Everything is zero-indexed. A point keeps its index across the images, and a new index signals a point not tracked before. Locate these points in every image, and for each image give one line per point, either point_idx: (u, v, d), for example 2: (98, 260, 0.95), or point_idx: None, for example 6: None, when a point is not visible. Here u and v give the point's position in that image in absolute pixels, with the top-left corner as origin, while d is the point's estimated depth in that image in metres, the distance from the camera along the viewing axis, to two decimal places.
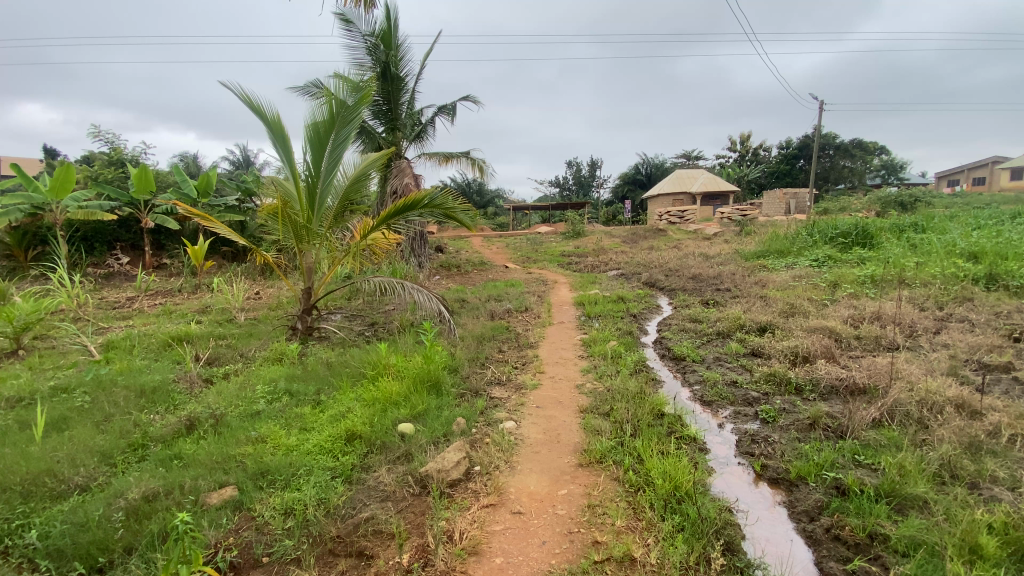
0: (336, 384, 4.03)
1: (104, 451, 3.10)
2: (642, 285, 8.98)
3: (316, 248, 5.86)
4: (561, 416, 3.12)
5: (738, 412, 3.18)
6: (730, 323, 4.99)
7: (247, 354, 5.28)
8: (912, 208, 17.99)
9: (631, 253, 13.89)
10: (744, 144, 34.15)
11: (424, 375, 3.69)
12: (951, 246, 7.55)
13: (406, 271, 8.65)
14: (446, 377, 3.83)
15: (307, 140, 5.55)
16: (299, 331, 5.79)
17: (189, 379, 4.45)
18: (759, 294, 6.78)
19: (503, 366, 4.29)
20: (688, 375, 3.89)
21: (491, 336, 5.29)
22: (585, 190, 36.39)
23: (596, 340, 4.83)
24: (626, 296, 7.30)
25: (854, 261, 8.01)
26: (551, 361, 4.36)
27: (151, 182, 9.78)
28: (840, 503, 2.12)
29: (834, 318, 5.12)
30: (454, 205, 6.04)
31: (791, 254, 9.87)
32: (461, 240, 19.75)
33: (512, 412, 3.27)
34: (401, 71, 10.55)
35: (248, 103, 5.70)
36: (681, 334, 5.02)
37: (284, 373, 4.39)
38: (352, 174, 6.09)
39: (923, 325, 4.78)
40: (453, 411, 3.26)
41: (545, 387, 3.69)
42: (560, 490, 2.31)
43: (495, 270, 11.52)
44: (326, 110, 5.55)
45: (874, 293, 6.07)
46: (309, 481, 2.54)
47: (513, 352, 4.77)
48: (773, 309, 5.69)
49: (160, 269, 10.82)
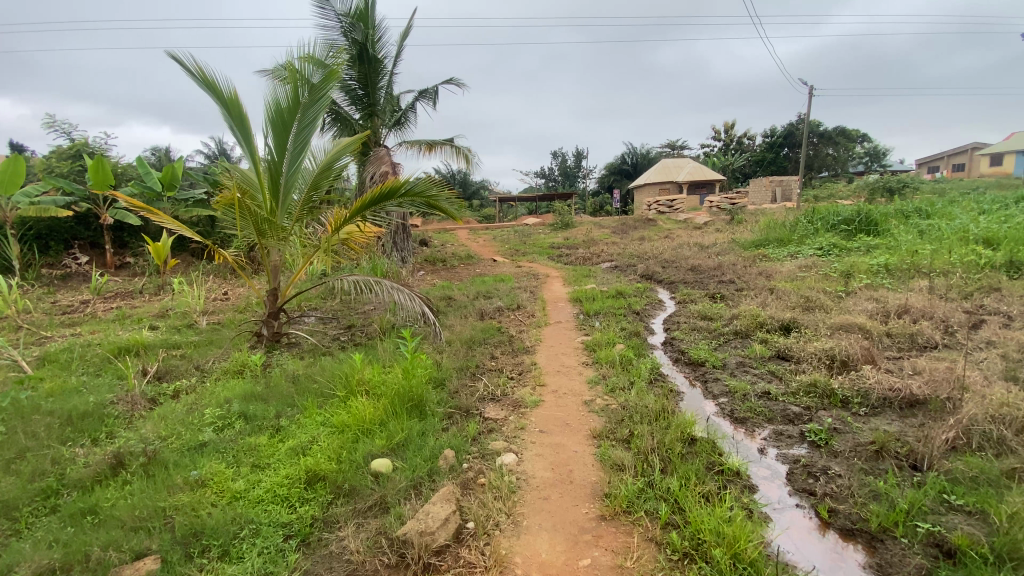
0: (300, 405, 3.43)
1: (3, 502, 2.47)
2: (640, 277, 8.49)
3: (279, 245, 5.20)
4: (571, 445, 2.55)
5: (781, 433, 2.68)
6: (749, 322, 4.43)
7: (204, 367, 4.65)
8: (901, 193, 17.49)
9: (624, 243, 13.43)
10: (728, 134, 34.16)
11: (404, 394, 3.13)
12: (964, 231, 7.15)
13: (387, 267, 7.99)
14: (431, 395, 3.27)
15: (269, 122, 4.87)
16: (265, 339, 5.16)
17: (130, 400, 3.81)
18: (766, 286, 6.33)
19: (496, 377, 3.73)
20: (710, 386, 3.38)
21: (482, 340, 4.73)
22: (572, 181, 36.02)
23: (600, 344, 4.28)
24: (625, 291, 6.79)
25: (862, 250, 7.57)
26: (552, 370, 3.79)
27: (110, 174, 9.01)
28: (951, 571, 1.62)
29: (859, 313, 4.66)
30: (438, 193, 5.41)
31: (792, 242, 9.45)
32: (447, 232, 19.13)
33: (510, 440, 2.68)
34: (379, 54, 9.87)
35: (201, 80, 5.02)
36: (694, 334, 4.50)
37: (241, 393, 3.78)
38: (322, 161, 5.44)
39: (958, 320, 4.34)
40: (440, 440, 2.70)
41: (548, 404, 3.13)
42: (580, 561, 1.76)
43: (482, 265, 10.92)
44: (290, 88, 4.89)
45: (892, 284, 5.64)
46: (254, 548, 1.97)
47: (506, 359, 4.20)
48: (789, 303, 5.20)
49: (122, 270, 10.15)
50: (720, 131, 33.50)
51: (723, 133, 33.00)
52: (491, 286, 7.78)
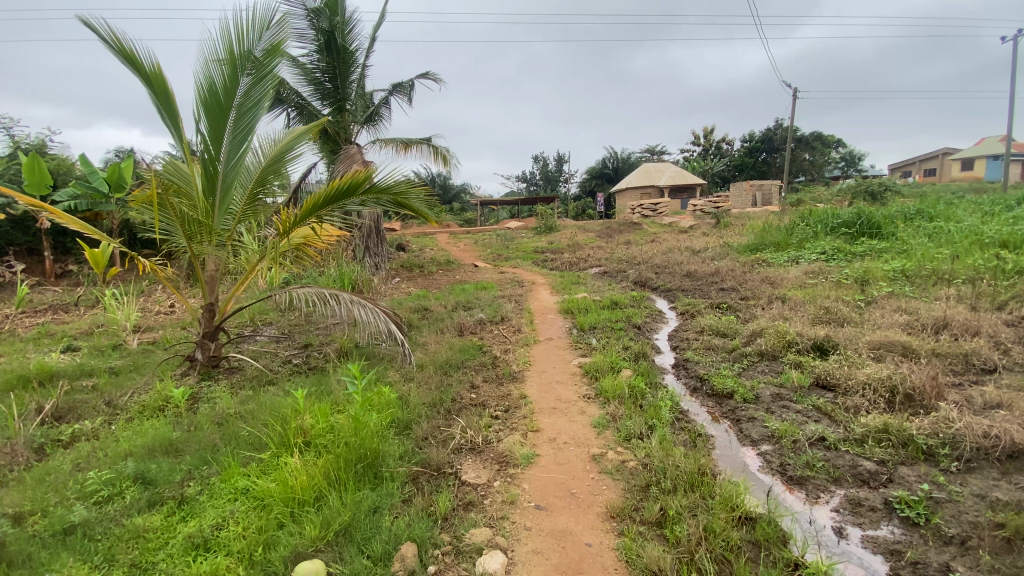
0: (220, 465, 2.63)
1: None
2: (632, 284, 7.86)
3: (216, 252, 4.37)
4: (581, 535, 1.83)
5: (858, 503, 1.99)
6: (774, 340, 3.78)
7: (117, 404, 3.79)
8: (882, 197, 17.37)
9: (611, 247, 12.84)
10: (707, 138, 34.26)
11: (353, 452, 2.37)
12: (976, 233, 6.67)
13: (356, 275, 7.16)
14: (392, 448, 2.52)
15: (201, 106, 4.04)
16: (199, 364, 4.30)
17: (9, 453, 2.96)
18: (775, 295, 5.74)
19: (478, 415, 2.98)
20: (747, 428, 2.69)
21: (460, 362, 3.99)
22: (553, 185, 35.58)
23: (601, 368, 3.58)
24: (621, 300, 6.11)
25: (869, 255, 7.05)
26: (546, 405, 3.06)
27: (50, 174, 8.00)
28: None
29: (893, 328, 4.05)
30: (407, 188, 4.63)
31: (790, 246, 8.94)
32: (425, 237, 18.31)
33: (497, 524, 1.94)
34: (351, 45, 9.08)
35: (119, 52, 4.15)
36: (709, 354, 3.84)
37: (150, 443, 2.96)
38: (270, 152, 4.62)
39: (1009, 336, 3.76)
40: (397, 524, 1.94)
41: (544, 460, 2.39)
42: None
43: (462, 271, 10.17)
44: (226, 63, 4.06)
45: (915, 293, 5.08)
46: None
47: (489, 388, 3.47)
48: (807, 316, 4.59)
49: (63, 279, 9.08)
50: (699, 135, 33.59)
51: (703, 138, 33.06)
52: (472, 295, 7.04)
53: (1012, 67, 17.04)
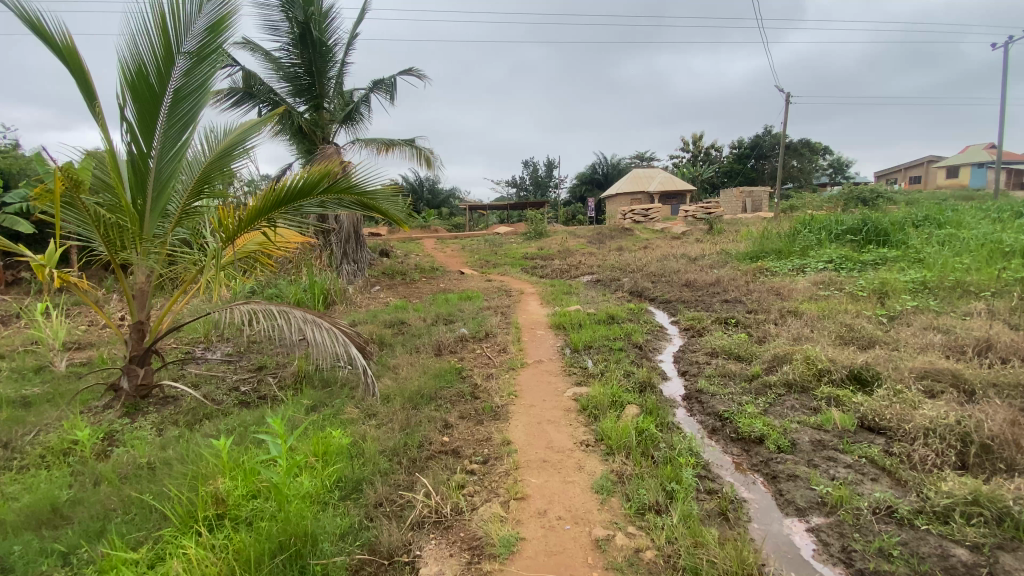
0: (105, 546, 1.96)
1: None
2: (628, 295, 7.31)
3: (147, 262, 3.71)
4: None
5: None
6: (801, 367, 3.23)
7: (14, 444, 3.09)
8: (875, 203, 17.13)
9: (603, 254, 12.31)
10: (697, 145, 34.12)
11: (273, 540, 1.73)
12: (994, 241, 6.23)
13: (327, 284, 6.51)
14: (330, 526, 1.89)
15: (128, 90, 3.30)
16: (125, 395, 3.63)
17: None
18: (786, 309, 5.22)
19: (448, 469, 2.37)
20: (789, 490, 2.13)
21: (434, 392, 3.37)
22: (543, 190, 35.16)
23: (601, 402, 2.99)
24: (617, 314, 5.53)
25: (879, 264, 6.57)
26: (535, 455, 2.47)
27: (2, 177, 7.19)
28: None
29: (932, 351, 3.53)
30: (376, 189, 4.00)
31: (793, 254, 8.47)
32: (411, 242, 17.66)
33: None
34: (328, 39, 8.46)
35: None
36: (727, 384, 3.28)
37: (29, 507, 2.27)
38: (217, 146, 3.92)
39: None
40: None
41: (531, 548, 1.79)
42: None
43: (447, 279, 9.55)
44: (159, 37, 3.31)
45: (942, 308, 4.58)
46: None
47: (466, 428, 2.86)
48: (829, 335, 4.05)
49: (13, 286, 8.28)
50: (688, 142, 33.49)
51: (692, 144, 32.96)
52: (454, 307, 6.42)
53: (1004, 74, 16.95)
